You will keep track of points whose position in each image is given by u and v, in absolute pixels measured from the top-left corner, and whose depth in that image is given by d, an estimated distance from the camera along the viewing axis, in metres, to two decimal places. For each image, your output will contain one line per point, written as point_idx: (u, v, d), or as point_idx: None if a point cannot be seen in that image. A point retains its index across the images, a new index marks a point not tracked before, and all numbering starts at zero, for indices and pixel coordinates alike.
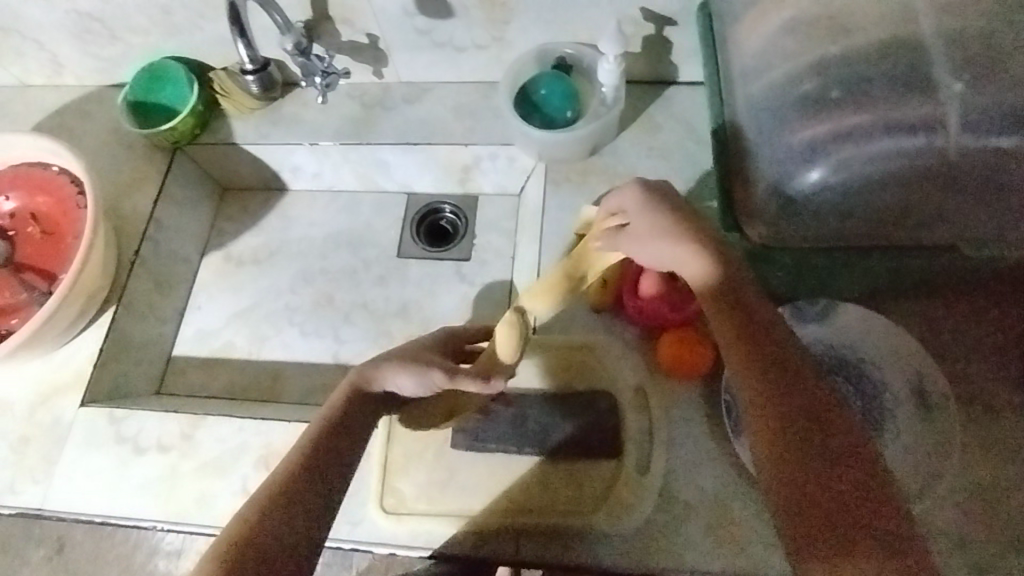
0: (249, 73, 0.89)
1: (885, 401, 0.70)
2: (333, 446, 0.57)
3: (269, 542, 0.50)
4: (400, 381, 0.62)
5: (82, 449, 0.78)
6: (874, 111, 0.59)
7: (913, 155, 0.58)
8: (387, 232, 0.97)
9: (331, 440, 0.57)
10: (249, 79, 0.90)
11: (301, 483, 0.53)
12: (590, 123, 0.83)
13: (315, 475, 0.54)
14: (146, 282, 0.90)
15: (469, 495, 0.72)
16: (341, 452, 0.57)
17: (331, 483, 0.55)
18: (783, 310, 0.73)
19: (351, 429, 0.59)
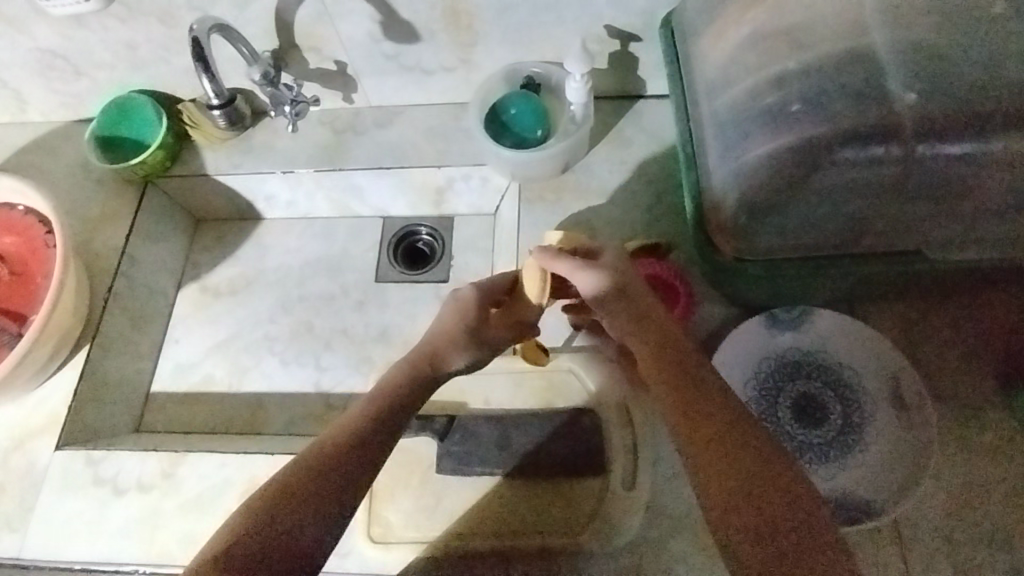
0: (215, 108, 0.89)
1: (862, 404, 0.72)
2: (369, 430, 0.60)
3: (282, 527, 0.52)
4: (460, 356, 0.70)
5: (60, 493, 0.76)
6: (835, 122, 0.59)
7: (874, 169, 0.60)
8: (365, 257, 0.97)
9: (370, 424, 0.60)
10: (216, 114, 0.90)
11: (322, 471, 0.56)
12: (561, 141, 0.84)
13: (340, 462, 0.56)
14: (121, 317, 0.88)
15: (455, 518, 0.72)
16: (375, 438, 0.59)
17: (353, 471, 0.56)
18: (758, 320, 0.76)
19: (399, 409, 0.63)
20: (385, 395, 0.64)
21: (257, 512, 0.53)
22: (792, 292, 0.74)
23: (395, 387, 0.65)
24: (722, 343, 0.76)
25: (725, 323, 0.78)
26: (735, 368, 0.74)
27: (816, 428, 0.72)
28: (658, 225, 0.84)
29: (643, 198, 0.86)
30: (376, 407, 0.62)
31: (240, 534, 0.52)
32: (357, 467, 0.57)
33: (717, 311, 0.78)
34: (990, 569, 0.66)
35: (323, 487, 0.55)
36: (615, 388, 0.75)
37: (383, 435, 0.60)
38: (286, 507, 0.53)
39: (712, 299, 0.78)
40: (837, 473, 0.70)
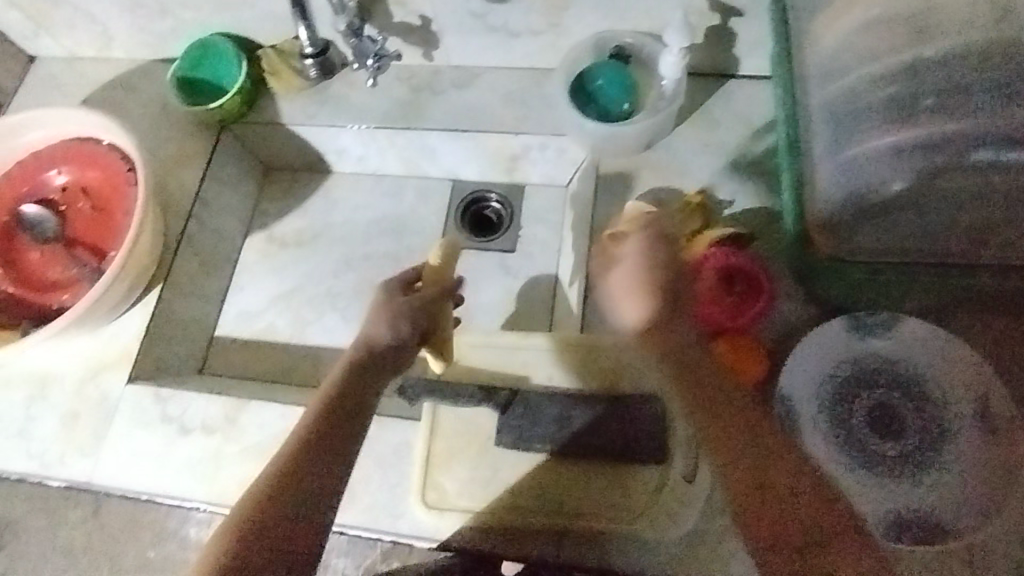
0: (309, 58, 0.89)
1: (944, 421, 0.68)
2: (330, 436, 0.59)
3: (286, 506, 0.56)
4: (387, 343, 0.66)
5: (129, 426, 0.78)
6: (963, 115, 0.58)
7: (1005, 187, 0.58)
8: (432, 220, 0.96)
9: (331, 428, 0.60)
10: (309, 65, 0.90)
11: (312, 458, 0.58)
12: (649, 116, 0.80)
13: (311, 467, 0.58)
14: (192, 260, 0.90)
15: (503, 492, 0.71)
16: (339, 438, 0.60)
17: (322, 474, 0.57)
18: (839, 322, 0.71)
19: (367, 384, 0.64)
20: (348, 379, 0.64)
21: (245, 529, 0.54)
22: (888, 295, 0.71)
23: (338, 387, 0.63)
24: (798, 346, 0.72)
25: (805, 321, 0.74)
26: (808, 371, 0.71)
27: (892, 441, 0.68)
28: (741, 213, 0.80)
29: (728, 184, 0.82)
30: (331, 413, 0.61)
31: (247, 519, 0.55)
32: (326, 467, 0.58)
33: (796, 308, 0.75)
34: None
35: (298, 496, 0.56)
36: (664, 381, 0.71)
37: (346, 434, 0.60)
38: (267, 522, 0.55)
39: (794, 296, 0.75)
40: (911, 490, 0.66)
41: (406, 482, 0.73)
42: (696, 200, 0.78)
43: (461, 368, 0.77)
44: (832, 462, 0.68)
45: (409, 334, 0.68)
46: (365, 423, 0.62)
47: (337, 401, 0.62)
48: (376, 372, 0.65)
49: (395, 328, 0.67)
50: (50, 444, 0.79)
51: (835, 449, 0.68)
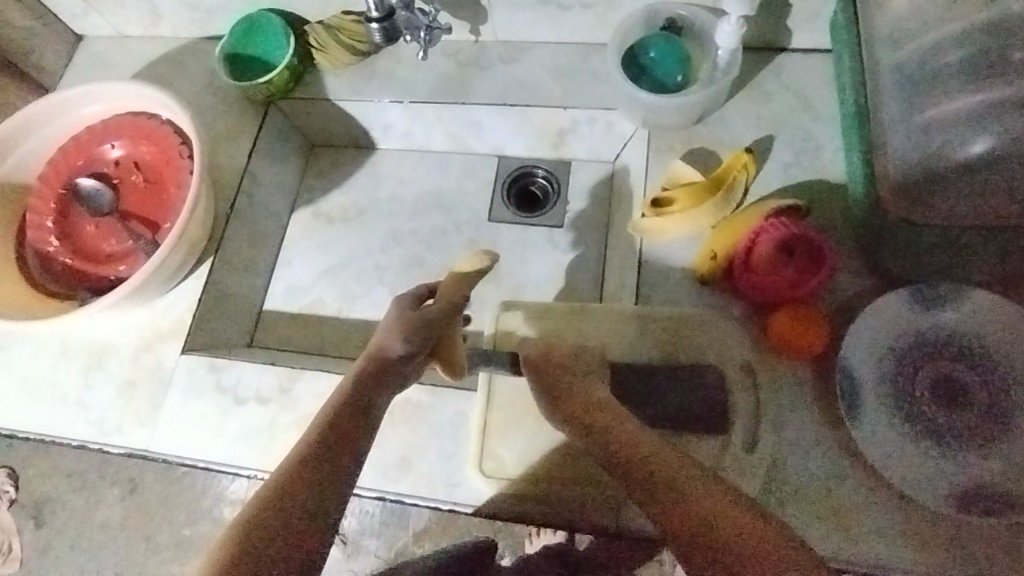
0: (373, 22, 0.84)
1: (1013, 394, 0.66)
2: (343, 427, 0.50)
3: (285, 512, 0.45)
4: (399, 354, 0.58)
5: (185, 396, 0.79)
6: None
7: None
8: (478, 196, 0.96)
9: (344, 420, 0.51)
10: (373, 29, 0.85)
11: (318, 460, 0.48)
12: (705, 89, 0.79)
13: (321, 457, 0.48)
14: (241, 235, 0.90)
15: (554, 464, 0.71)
16: (351, 430, 0.51)
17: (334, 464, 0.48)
18: (902, 294, 0.69)
19: (380, 384, 0.55)
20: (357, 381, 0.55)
21: (238, 536, 0.44)
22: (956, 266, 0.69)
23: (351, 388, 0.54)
24: (858, 319, 0.70)
25: (865, 294, 0.73)
26: (868, 345, 0.69)
27: (957, 413, 0.67)
28: (797, 186, 0.78)
29: (783, 157, 0.80)
30: (343, 408, 0.52)
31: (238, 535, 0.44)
32: (338, 457, 0.49)
33: (854, 281, 0.73)
34: None
35: (309, 487, 0.46)
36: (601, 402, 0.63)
37: (359, 428, 0.51)
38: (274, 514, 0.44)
39: (853, 268, 0.74)
40: (979, 463, 0.65)
41: (460, 452, 0.73)
42: (745, 159, 0.75)
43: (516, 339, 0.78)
44: (896, 435, 0.66)
45: (421, 346, 0.60)
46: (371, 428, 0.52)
47: (348, 396, 0.53)
48: (393, 380, 0.56)
49: (404, 342, 0.59)
50: (108, 413, 0.80)
51: (898, 422, 0.67)
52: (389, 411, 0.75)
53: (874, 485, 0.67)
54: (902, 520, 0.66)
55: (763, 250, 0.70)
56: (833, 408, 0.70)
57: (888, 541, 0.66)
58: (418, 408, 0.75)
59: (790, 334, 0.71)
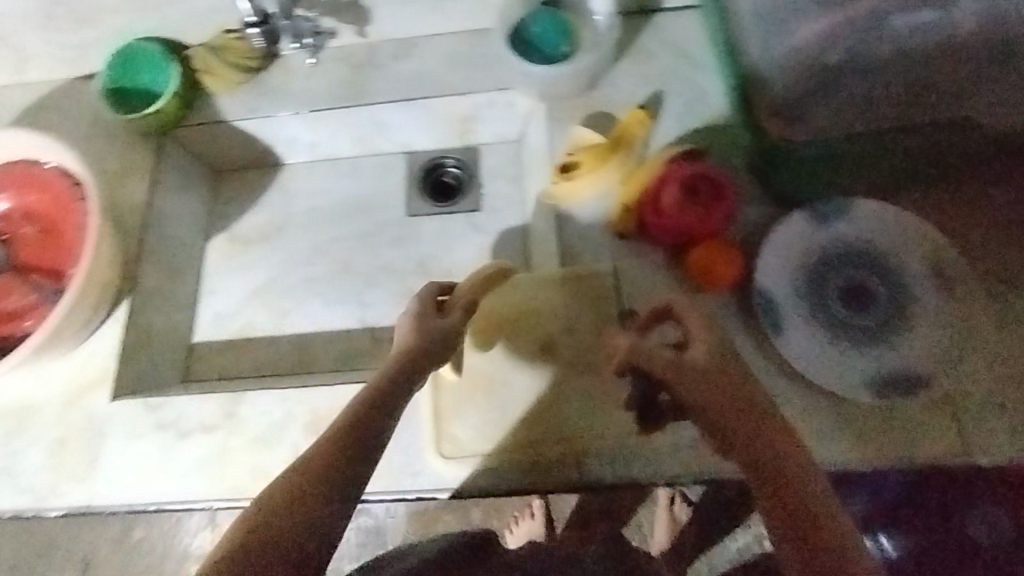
0: (252, 27, 0.83)
1: (909, 286, 0.72)
2: (357, 441, 0.50)
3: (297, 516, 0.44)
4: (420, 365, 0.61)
5: (122, 442, 0.76)
6: None
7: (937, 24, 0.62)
8: (395, 194, 0.97)
9: (359, 434, 0.51)
10: (252, 34, 0.84)
11: (340, 464, 0.48)
12: (589, 54, 0.83)
13: (334, 470, 0.47)
14: (156, 270, 0.87)
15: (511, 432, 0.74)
16: (365, 445, 0.50)
17: (345, 475, 0.48)
18: (801, 214, 0.74)
19: (395, 400, 0.56)
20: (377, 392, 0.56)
21: (248, 532, 0.43)
22: (848, 172, 0.73)
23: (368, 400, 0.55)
24: (766, 244, 0.75)
25: (769, 220, 0.77)
26: (779, 266, 0.74)
27: (867, 312, 0.72)
28: (692, 132, 0.83)
29: (675, 107, 0.85)
30: (364, 415, 0.53)
31: (246, 532, 0.43)
32: (357, 467, 0.48)
33: (759, 210, 0.78)
34: None
35: (319, 497, 0.45)
36: (649, 343, 0.72)
37: (372, 443, 0.51)
38: (277, 518, 0.44)
39: (755, 198, 0.78)
40: (891, 354, 0.70)
41: (419, 439, 0.74)
42: (639, 115, 0.81)
43: None
44: (816, 343, 0.71)
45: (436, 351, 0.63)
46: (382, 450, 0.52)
47: (365, 410, 0.54)
48: (406, 394, 0.58)
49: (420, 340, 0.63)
50: (41, 476, 0.76)
51: (818, 329, 0.72)
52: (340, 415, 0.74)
53: (808, 391, 0.72)
54: (837, 417, 0.71)
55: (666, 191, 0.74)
56: (760, 329, 0.74)
57: (830, 440, 0.70)
58: None
59: (703, 267, 0.75)
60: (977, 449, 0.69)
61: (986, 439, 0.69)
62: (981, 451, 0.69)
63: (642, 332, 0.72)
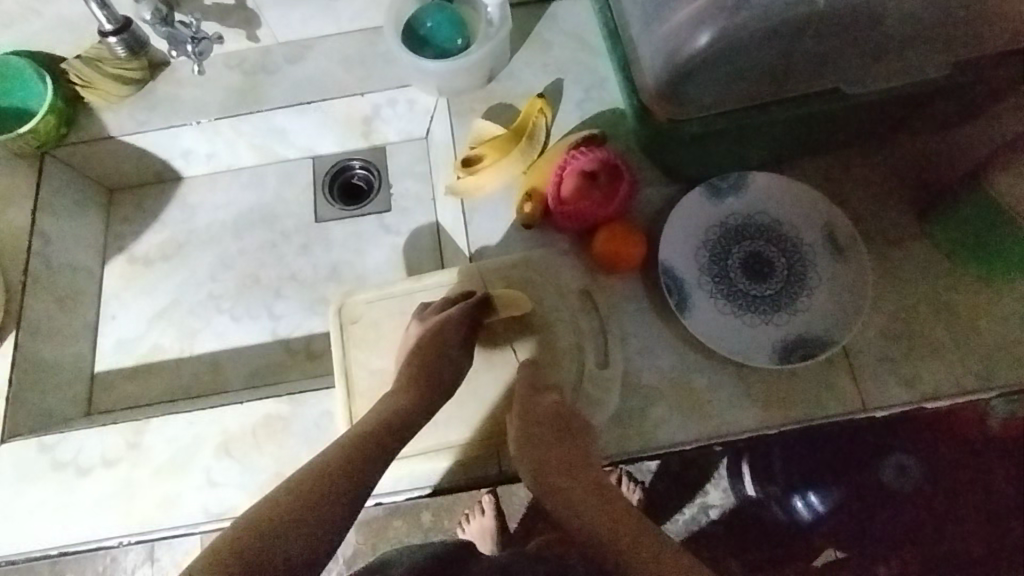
0: (110, 36, 0.77)
1: (804, 254, 0.75)
2: (318, 508, 0.59)
3: (264, 545, 0.55)
4: (410, 420, 0.67)
5: (16, 486, 0.71)
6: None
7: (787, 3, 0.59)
8: (300, 200, 0.94)
9: (325, 501, 0.59)
10: (112, 43, 0.78)
11: (303, 503, 0.58)
12: (485, 44, 0.81)
13: (304, 522, 0.57)
14: (46, 300, 0.82)
15: (462, 426, 0.74)
16: (327, 509, 0.59)
17: (304, 542, 0.57)
18: (698, 192, 0.77)
19: (373, 449, 0.64)
20: (355, 440, 0.64)
21: (223, 553, 0.54)
22: (741, 148, 0.74)
23: (346, 450, 0.63)
24: (667, 222, 0.76)
25: (668, 200, 0.79)
26: (680, 243, 0.76)
27: (765, 282, 0.75)
28: (592, 118, 0.83)
29: (574, 94, 0.85)
30: (338, 462, 0.62)
31: (224, 552, 0.54)
32: (320, 508, 0.59)
33: (659, 190, 0.80)
34: (930, 377, 0.72)
35: (295, 523, 0.57)
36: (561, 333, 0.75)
37: (337, 506, 0.59)
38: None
39: (654, 179, 0.80)
40: (790, 319, 0.73)
41: None
42: (539, 103, 0.80)
43: (363, 325, 0.76)
44: (719, 314, 0.73)
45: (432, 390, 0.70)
46: (355, 499, 0.61)
47: (341, 457, 0.63)
48: (395, 429, 0.66)
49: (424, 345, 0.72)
50: None
51: (721, 302, 0.74)
52: (251, 432, 0.72)
53: (717, 364, 0.73)
54: (745, 387, 0.73)
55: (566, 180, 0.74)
56: (667, 307, 0.75)
57: (738, 409, 0.72)
58: (282, 420, 0.73)
59: (610, 253, 0.75)
60: (875, 404, 0.71)
61: (882, 394, 0.72)
62: (878, 405, 0.71)
63: (551, 322, 0.75)
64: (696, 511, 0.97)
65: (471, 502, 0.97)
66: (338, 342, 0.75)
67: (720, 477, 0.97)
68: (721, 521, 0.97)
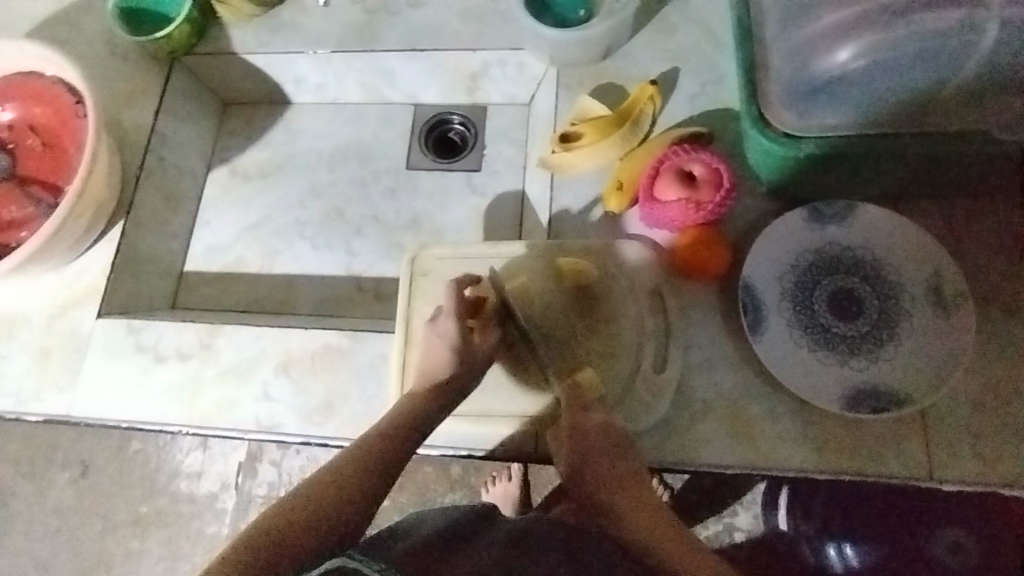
0: None
1: (899, 300, 0.70)
2: (355, 486, 0.59)
3: (309, 519, 0.55)
4: (433, 412, 0.67)
5: (103, 359, 0.79)
6: None
7: (958, 30, 0.53)
8: (396, 144, 0.96)
9: (361, 480, 0.60)
10: None
11: (343, 482, 0.59)
12: (605, 21, 0.78)
13: (340, 493, 0.58)
14: (153, 195, 0.88)
15: (508, 402, 0.74)
16: (362, 484, 0.60)
17: (343, 514, 0.57)
18: (799, 213, 0.72)
19: (410, 433, 0.65)
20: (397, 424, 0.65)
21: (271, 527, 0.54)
22: (856, 179, 0.69)
23: (385, 433, 0.65)
24: (758, 241, 0.72)
25: (765, 216, 0.76)
26: (767, 264, 0.72)
27: (850, 321, 0.70)
28: (703, 115, 0.80)
29: (689, 86, 0.81)
30: (377, 446, 0.63)
31: (272, 529, 0.54)
32: (356, 484, 0.59)
33: (756, 203, 0.76)
34: (1013, 460, 0.66)
35: (337, 499, 0.57)
36: (623, 330, 0.73)
37: (374, 486, 0.60)
38: (277, 561, 0.51)
39: (754, 192, 0.76)
40: (868, 366, 0.68)
41: (381, 392, 0.75)
42: (650, 90, 0.77)
43: (431, 279, 0.77)
44: (793, 343, 0.70)
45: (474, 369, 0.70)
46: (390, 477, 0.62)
47: (377, 440, 0.64)
48: (437, 406, 0.68)
49: (447, 342, 0.70)
50: (25, 381, 0.80)
51: (798, 332, 0.70)
52: (311, 357, 0.77)
53: (777, 396, 0.71)
54: (804, 423, 0.70)
55: (665, 177, 0.71)
56: (740, 326, 0.73)
57: (790, 446, 0.69)
58: (340, 352, 0.77)
59: (692, 258, 0.73)
60: (941, 475, 0.67)
61: (953, 467, 0.67)
62: (944, 477, 0.67)
63: (614, 318, 0.73)
64: (720, 530, 0.97)
65: (500, 467, 0.99)
66: (405, 290, 0.77)
67: (752, 502, 0.96)
68: (744, 546, 0.96)
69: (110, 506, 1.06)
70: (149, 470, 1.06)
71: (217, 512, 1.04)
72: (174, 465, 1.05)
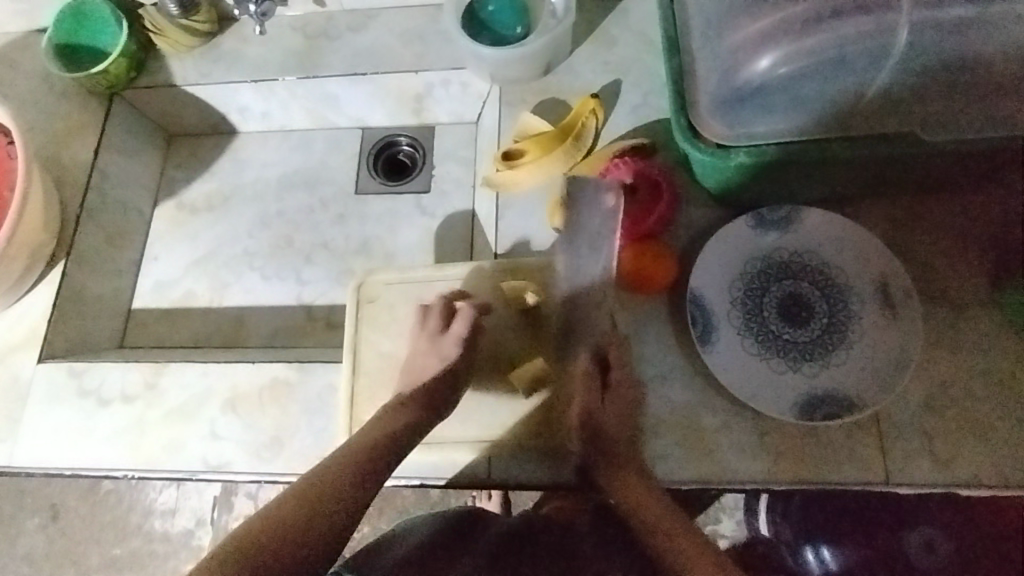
0: None
1: (849, 302, 0.69)
2: (339, 495, 0.59)
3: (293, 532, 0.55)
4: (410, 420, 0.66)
5: (46, 404, 0.77)
6: None
7: (869, 35, 0.55)
8: (345, 169, 0.95)
9: (346, 488, 0.59)
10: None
11: (325, 492, 0.58)
12: (541, 36, 0.78)
13: (324, 502, 0.58)
14: (95, 233, 0.87)
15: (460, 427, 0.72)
16: (346, 493, 0.59)
17: (326, 526, 0.56)
18: (744, 220, 0.72)
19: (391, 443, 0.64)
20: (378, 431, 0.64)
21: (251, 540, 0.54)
22: (795, 184, 0.69)
23: (367, 439, 0.63)
24: (704, 250, 0.72)
25: (711, 225, 0.75)
26: (714, 273, 0.71)
27: (801, 327, 0.69)
28: (645, 127, 0.79)
29: (629, 97, 0.81)
30: (359, 454, 0.62)
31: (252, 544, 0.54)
32: (339, 493, 0.59)
33: (701, 212, 0.75)
34: (969, 458, 0.66)
35: (321, 510, 0.57)
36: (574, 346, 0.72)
37: (357, 493, 0.59)
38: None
39: (698, 201, 0.76)
40: (821, 371, 0.68)
41: (330, 423, 0.73)
42: (591, 103, 0.77)
43: (379, 306, 0.76)
44: (743, 352, 0.69)
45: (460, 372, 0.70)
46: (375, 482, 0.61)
47: (360, 447, 0.62)
48: (420, 415, 0.67)
49: (434, 345, 0.70)
50: None
51: (748, 341, 0.69)
52: (258, 392, 0.75)
53: (731, 407, 0.70)
54: (759, 433, 0.69)
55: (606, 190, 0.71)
56: (690, 338, 0.72)
57: (747, 457, 0.68)
58: (288, 386, 0.75)
59: (638, 268, 0.72)
60: (898, 478, 0.66)
61: (910, 470, 0.66)
62: (901, 480, 0.66)
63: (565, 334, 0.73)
64: None
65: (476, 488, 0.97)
66: (353, 317, 0.75)
67: (734, 509, 0.97)
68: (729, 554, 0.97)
69: (80, 552, 1.03)
70: (118, 512, 1.03)
71: (192, 551, 1.01)
72: (147, 504, 1.03)
